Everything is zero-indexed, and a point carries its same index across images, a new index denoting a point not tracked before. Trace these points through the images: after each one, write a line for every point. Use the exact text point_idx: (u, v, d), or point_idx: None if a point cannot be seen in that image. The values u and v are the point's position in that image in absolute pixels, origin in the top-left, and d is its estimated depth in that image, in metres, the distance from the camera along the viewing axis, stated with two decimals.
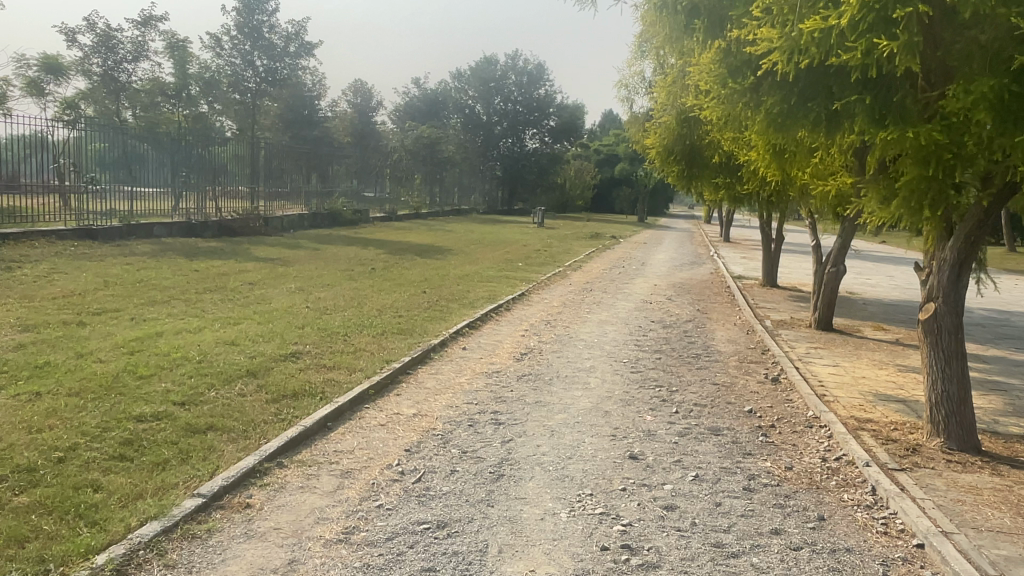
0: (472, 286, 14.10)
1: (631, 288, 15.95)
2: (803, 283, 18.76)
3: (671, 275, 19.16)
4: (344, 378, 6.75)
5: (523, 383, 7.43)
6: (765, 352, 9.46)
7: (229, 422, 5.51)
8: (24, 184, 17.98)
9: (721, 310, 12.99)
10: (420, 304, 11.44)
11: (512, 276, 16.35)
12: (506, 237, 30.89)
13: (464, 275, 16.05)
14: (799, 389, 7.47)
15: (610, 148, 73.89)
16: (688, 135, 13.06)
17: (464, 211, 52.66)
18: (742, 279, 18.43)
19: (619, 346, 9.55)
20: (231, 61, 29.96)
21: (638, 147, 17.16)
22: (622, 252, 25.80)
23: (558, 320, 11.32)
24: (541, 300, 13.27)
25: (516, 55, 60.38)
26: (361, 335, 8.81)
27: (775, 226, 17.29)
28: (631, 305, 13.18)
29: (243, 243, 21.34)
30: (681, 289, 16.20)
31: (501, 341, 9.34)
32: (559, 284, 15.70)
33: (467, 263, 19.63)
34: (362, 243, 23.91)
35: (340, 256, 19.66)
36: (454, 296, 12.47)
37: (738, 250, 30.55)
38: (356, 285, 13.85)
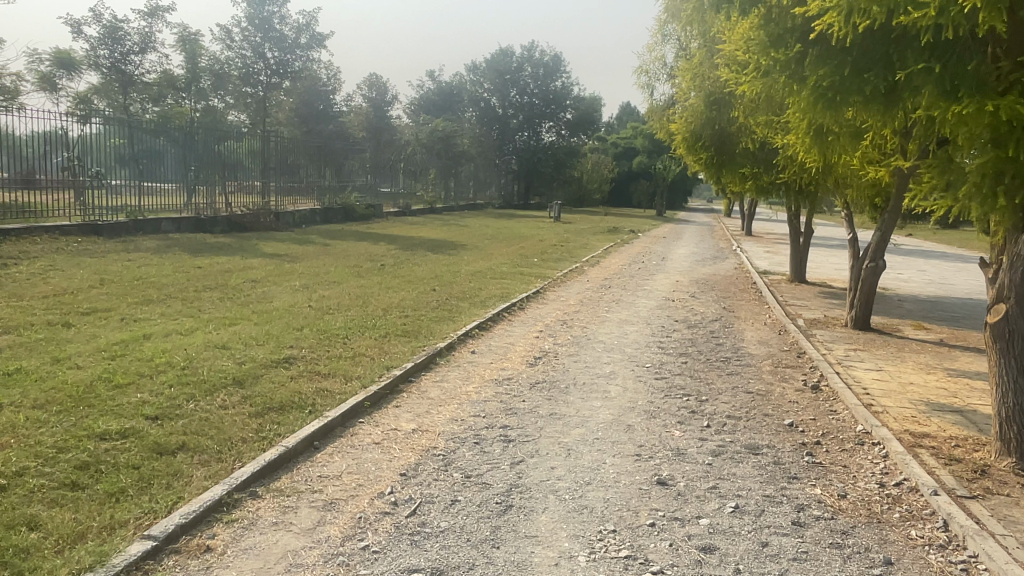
0: (485, 284, 13.41)
1: (652, 284, 15.21)
2: (833, 279, 17.90)
3: (693, 270, 18.38)
4: (340, 387, 6.10)
5: (536, 392, 6.74)
6: (801, 356, 8.70)
7: (202, 439, 4.86)
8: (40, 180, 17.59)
9: (749, 309, 12.22)
10: (429, 303, 10.79)
11: (528, 272, 15.65)
12: (522, 231, 30.22)
13: (477, 271, 15.39)
14: (843, 398, 6.72)
15: (627, 141, 72.87)
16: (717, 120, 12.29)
17: (480, 206, 52.03)
18: (768, 275, 17.61)
19: (640, 348, 8.83)
20: (242, 53, 29.44)
21: (662, 134, 16.38)
22: (641, 247, 25.01)
23: (575, 320, 10.62)
24: (557, 297, 12.56)
25: (532, 47, 59.49)
26: (363, 337, 8.17)
27: (803, 219, 16.45)
28: (652, 304, 12.43)
29: (252, 239, 20.82)
30: (705, 285, 15.42)
31: (513, 344, 8.66)
32: (576, 281, 14.99)
33: (481, 258, 18.96)
34: (374, 239, 23.33)
35: (351, 252, 19.07)
36: (466, 294, 11.80)
37: (761, 244, 29.67)
38: (364, 283, 13.22)
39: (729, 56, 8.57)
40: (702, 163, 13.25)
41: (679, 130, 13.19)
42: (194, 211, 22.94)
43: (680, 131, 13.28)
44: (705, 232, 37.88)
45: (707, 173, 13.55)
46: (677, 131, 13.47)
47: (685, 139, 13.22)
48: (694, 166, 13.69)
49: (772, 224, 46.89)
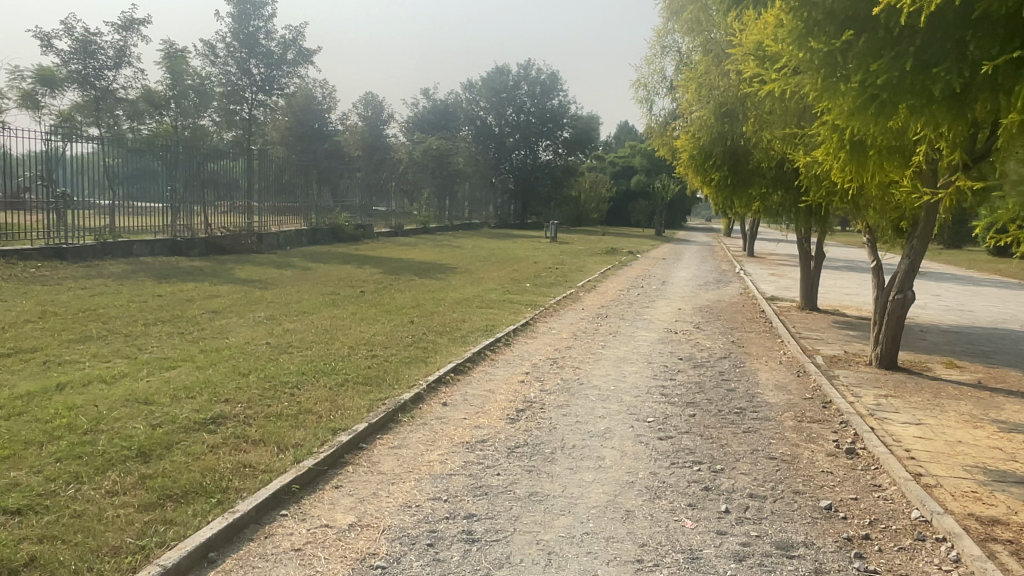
0: (469, 314, 12.22)
1: (652, 313, 14.03)
2: (845, 306, 16.72)
3: (696, 296, 17.20)
4: (267, 462, 4.91)
5: (515, 459, 5.54)
6: (828, 405, 7.51)
7: (61, 550, 3.68)
8: (24, 202, 17.00)
9: (761, 343, 11.05)
10: (402, 340, 9.58)
11: (519, 299, 14.46)
12: (517, 253, 29.10)
13: (463, 299, 14.22)
14: (888, 469, 5.53)
15: (625, 160, 72.08)
16: (728, 133, 11.09)
17: (475, 225, 51.01)
18: (776, 301, 16.44)
19: (641, 396, 7.61)
20: (227, 69, 28.41)
21: (665, 152, 15.27)
22: (640, 270, 23.85)
23: (566, 358, 9.40)
24: (548, 330, 11.37)
25: (529, 65, 58.70)
26: (314, 385, 6.95)
27: (814, 243, 15.33)
28: (653, 337, 11.23)
29: (229, 263, 19.65)
30: (710, 314, 14.23)
31: (493, 391, 7.45)
32: (571, 309, 13.81)
33: (471, 283, 17.79)
34: (359, 261, 22.17)
35: (332, 276, 17.92)
36: (446, 328, 10.58)
37: (765, 266, 28.52)
38: (336, 313, 12.01)
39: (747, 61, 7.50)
40: (709, 183, 12.16)
41: (685, 146, 12.12)
42: (171, 232, 21.73)
43: (686, 149, 12.13)
44: (705, 253, 36.84)
45: (715, 194, 12.48)
46: (683, 148, 12.39)
47: (692, 157, 12.14)
48: (700, 186, 12.61)
49: (774, 244, 45.72)
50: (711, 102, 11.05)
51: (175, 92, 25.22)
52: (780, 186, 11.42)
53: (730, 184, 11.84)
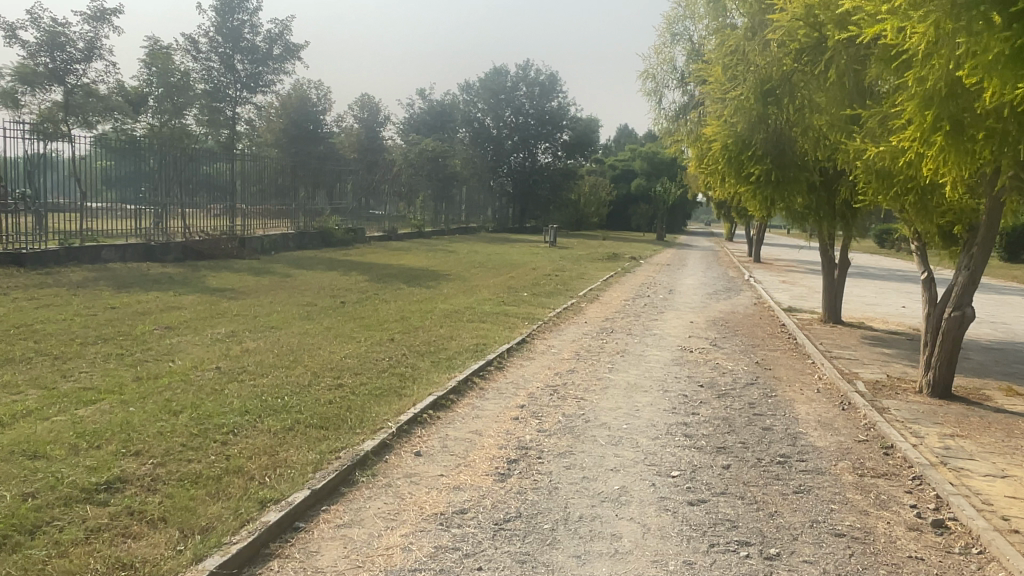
0: (457, 329, 10.86)
1: (662, 327, 12.67)
2: (870, 318, 15.35)
3: (708, 307, 15.84)
4: (154, 561, 3.55)
5: (504, 541, 4.16)
6: (890, 452, 6.12)
7: None
8: None
9: (790, 364, 9.69)
10: (377, 363, 8.18)
11: (515, 311, 13.09)
12: (513, 259, 27.78)
13: (453, 310, 12.87)
14: (1001, 557, 4.19)
15: (625, 164, 70.94)
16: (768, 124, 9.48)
17: (472, 229, 49.68)
18: (796, 313, 15.07)
19: (659, 439, 6.22)
20: (208, 64, 27.14)
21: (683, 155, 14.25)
22: (644, 277, 22.48)
23: (568, 385, 8.01)
24: (547, 348, 9.98)
25: (527, 65, 57.42)
26: (256, 430, 5.56)
27: (837, 250, 14.02)
28: (667, 358, 9.84)
29: (204, 270, 18.30)
30: (726, 328, 12.85)
31: (480, 433, 6.07)
32: (573, 323, 12.44)
33: (463, 292, 16.42)
34: (346, 268, 20.83)
35: (313, 284, 16.59)
36: (430, 348, 9.17)
37: (773, 273, 27.16)
38: (308, 329, 10.65)
39: (812, 28, 7.17)
40: (748, 184, 10.52)
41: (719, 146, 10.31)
42: (144, 238, 20.36)
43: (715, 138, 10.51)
44: (709, 258, 35.47)
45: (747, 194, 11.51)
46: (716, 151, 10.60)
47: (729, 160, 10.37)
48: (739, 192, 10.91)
49: (780, 250, 44.33)
50: (751, 79, 8.98)
51: (161, 91, 24.06)
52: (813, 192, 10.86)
53: (775, 182, 10.20)
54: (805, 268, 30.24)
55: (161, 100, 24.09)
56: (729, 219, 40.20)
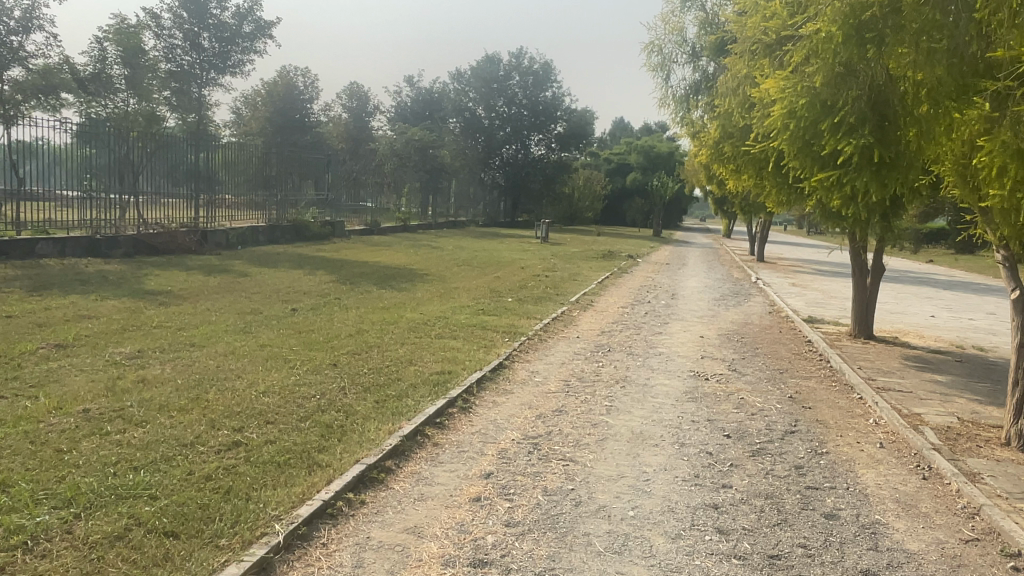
0: (421, 349, 8.82)
1: (668, 343, 10.72)
2: (904, 332, 13.42)
3: (717, 316, 13.90)
4: None
5: None
6: (1021, 565, 4.16)
7: None
8: None
9: (833, 401, 7.74)
10: (300, 406, 6.09)
11: (495, 323, 11.08)
12: (501, 256, 25.78)
13: (422, 321, 10.88)
14: None
15: (620, 158, 69.03)
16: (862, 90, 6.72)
17: (461, 223, 47.64)
18: (819, 326, 13.13)
19: (682, 541, 4.24)
20: (172, 41, 24.96)
21: (700, 143, 12.41)
22: (643, 278, 20.52)
23: (553, 436, 6.02)
24: (530, 376, 8.00)
25: (521, 53, 55.09)
26: (63, 544, 3.60)
27: (869, 255, 12.11)
28: (680, 392, 7.85)
29: (149, 268, 16.25)
30: (743, 345, 10.89)
31: (419, 533, 4.08)
32: (563, 339, 10.45)
33: (439, 296, 14.42)
34: (313, 266, 18.78)
35: (268, 285, 14.57)
36: (379, 380, 7.09)
37: (780, 274, 25.22)
38: (236, 349, 8.62)
39: None
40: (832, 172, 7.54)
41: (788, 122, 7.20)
42: (90, 229, 18.21)
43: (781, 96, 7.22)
44: (709, 257, 33.54)
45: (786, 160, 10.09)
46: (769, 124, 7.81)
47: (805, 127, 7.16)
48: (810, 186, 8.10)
49: (785, 249, 42.41)
50: None
51: (127, 72, 21.98)
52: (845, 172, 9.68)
53: (875, 166, 6.99)
54: (812, 269, 28.36)
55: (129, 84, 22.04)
56: (729, 216, 38.27)
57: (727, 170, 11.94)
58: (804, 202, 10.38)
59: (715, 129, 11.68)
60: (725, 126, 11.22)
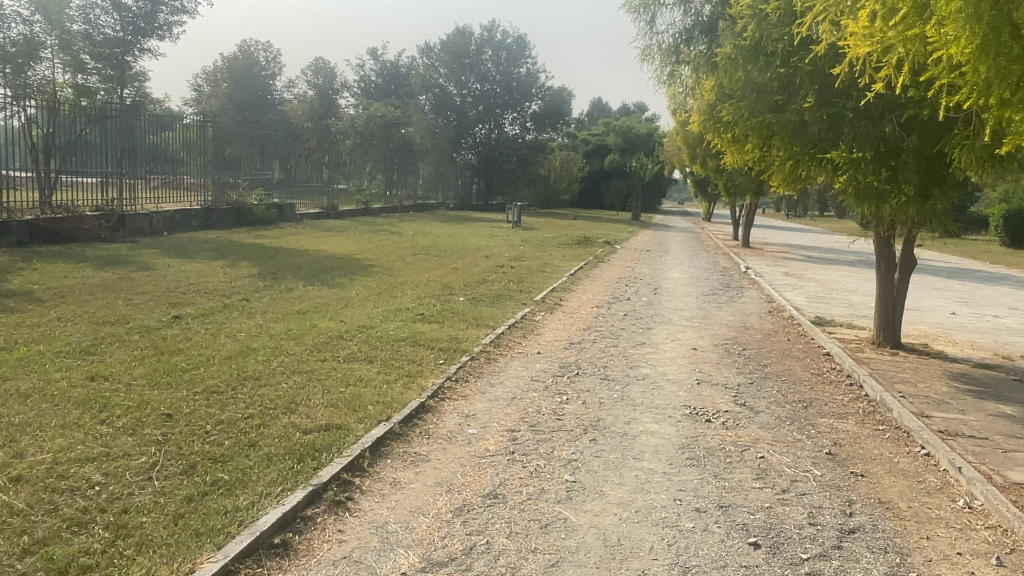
0: (316, 382, 6.29)
1: (654, 360, 8.36)
2: (933, 336, 11.18)
3: (710, 317, 11.58)
4: None
5: None
6: None
7: None
8: None
9: (892, 463, 5.40)
10: (38, 523, 3.58)
11: (432, 333, 8.56)
12: (465, 243, 23.21)
13: (334, 334, 8.36)
14: None
15: (599, 139, 66.69)
16: None
17: (429, 206, 44.96)
18: (835, 331, 10.82)
19: None
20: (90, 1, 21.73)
21: (696, 103, 9.89)
22: (621, 269, 18.12)
23: (471, 563, 3.60)
24: (460, 427, 5.53)
25: (494, 26, 52.03)
26: None
27: (899, 248, 9.71)
28: (674, 448, 5.46)
29: (33, 260, 13.54)
30: (747, 361, 8.57)
31: None
32: (518, 357, 8.01)
33: (377, 295, 11.89)
34: (240, 255, 16.11)
35: (168, 281, 11.93)
36: (217, 452, 4.55)
37: (772, 262, 22.93)
38: (48, 385, 6.09)
39: None
40: None
41: None
42: None
43: None
44: (691, 242, 31.27)
45: (810, 108, 7.74)
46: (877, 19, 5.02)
47: None
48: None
49: (771, 233, 40.30)
50: None
51: (58, 41, 20.16)
52: (883, 132, 7.41)
53: None
54: (804, 256, 26.11)
55: (61, 50, 20.22)
56: (711, 199, 36.04)
57: (729, 138, 9.44)
58: (831, 176, 7.87)
59: (711, 85, 9.19)
60: (723, 81, 8.69)
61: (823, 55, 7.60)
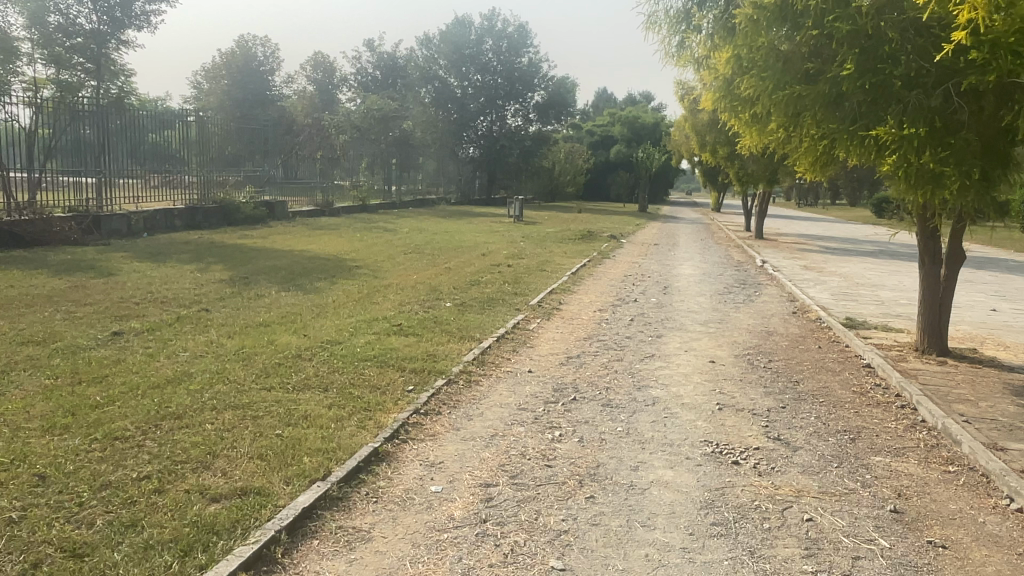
0: (248, 421, 5.09)
1: (665, 378, 7.13)
2: (981, 340, 9.88)
3: (727, 321, 10.33)
4: None
5: None
6: None
7: None
8: None
9: (978, 526, 4.16)
10: None
11: (407, 350, 7.35)
12: (462, 239, 21.99)
13: (291, 352, 7.14)
14: None
15: (604, 130, 65.29)
16: None
17: (430, 201, 43.72)
18: (870, 335, 9.55)
19: None
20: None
21: (709, 78, 8.61)
22: (627, 265, 16.89)
23: None
24: (419, 483, 4.32)
25: (494, 15, 50.63)
26: None
27: (945, 243, 8.42)
28: (694, 508, 4.23)
29: None
30: (774, 376, 7.33)
31: None
32: (505, 378, 6.79)
33: (355, 301, 10.70)
34: (217, 258, 14.92)
35: (126, 290, 10.78)
36: (76, 540, 3.37)
37: (787, 254, 21.59)
38: None
39: None
40: None
41: None
42: None
43: None
44: (700, 234, 29.93)
45: (848, 77, 6.46)
46: None
47: None
48: None
49: (784, 224, 38.82)
50: None
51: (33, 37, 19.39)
52: (937, 102, 6.12)
53: None
54: (821, 248, 24.78)
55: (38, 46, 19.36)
56: (721, 189, 34.69)
57: (748, 116, 8.16)
58: (874, 158, 6.60)
59: (725, 53, 7.90)
60: (741, 51, 7.41)
61: (866, 11, 6.29)
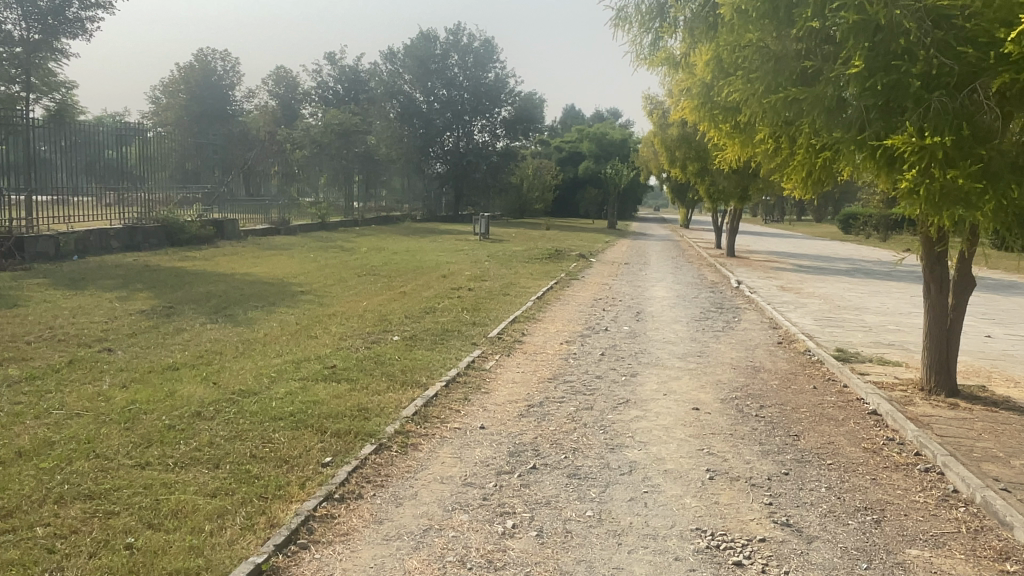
0: (94, 523, 3.83)
1: (642, 434, 5.97)
2: (987, 373, 8.92)
3: (708, 355, 9.24)
4: None
5: None
6: None
7: None
8: None
9: None
10: None
11: (334, 403, 6.10)
12: (423, 260, 20.74)
13: (190, 408, 5.86)
14: None
15: (572, 145, 64.60)
16: None
17: (394, 219, 42.37)
18: (867, 371, 8.52)
19: None
20: None
21: (686, 80, 7.57)
22: (597, 288, 15.78)
23: None
24: None
25: (459, 29, 49.66)
26: None
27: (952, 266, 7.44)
28: None
29: None
30: (770, 429, 6.21)
31: None
32: (450, 439, 5.59)
33: (289, 335, 9.39)
34: (146, 284, 13.47)
35: (22, 325, 9.33)
36: None
37: (763, 274, 20.73)
38: None
39: None
40: None
41: None
42: None
43: None
44: (671, 252, 29.04)
45: (854, 77, 5.45)
46: None
47: None
48: None
49: (755, 241, 38.21)
50: None
51: None
52: (960, 108, 5.11)
53: None
54: (795, 266, 24.00)
55: None
56: (691, 206, 33.96)
57: (732, 124, 7.13)
58: (885, 175, 5.59)
59: (706, 50, 6.85)
60: (727, 47, 6.37)
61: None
